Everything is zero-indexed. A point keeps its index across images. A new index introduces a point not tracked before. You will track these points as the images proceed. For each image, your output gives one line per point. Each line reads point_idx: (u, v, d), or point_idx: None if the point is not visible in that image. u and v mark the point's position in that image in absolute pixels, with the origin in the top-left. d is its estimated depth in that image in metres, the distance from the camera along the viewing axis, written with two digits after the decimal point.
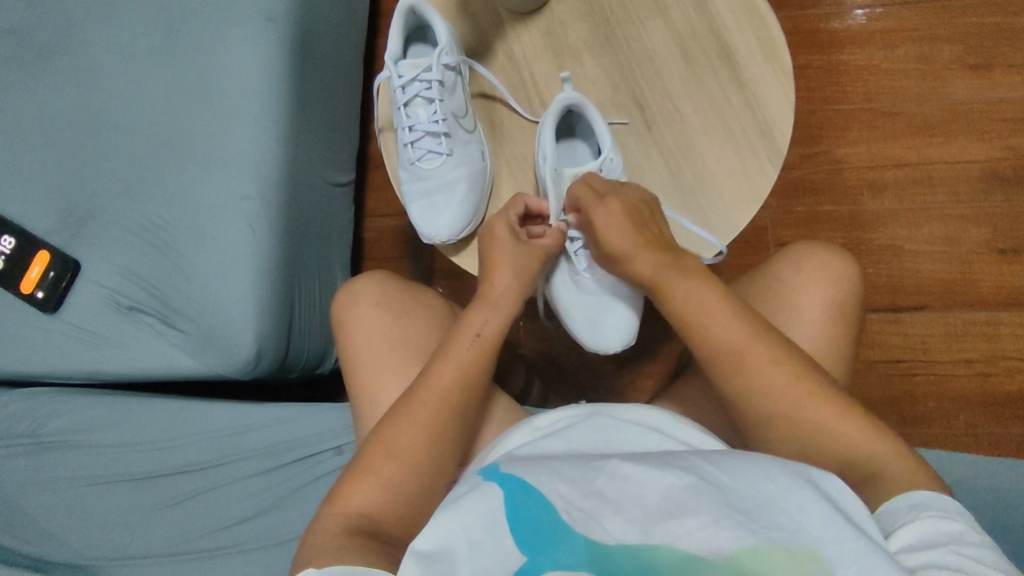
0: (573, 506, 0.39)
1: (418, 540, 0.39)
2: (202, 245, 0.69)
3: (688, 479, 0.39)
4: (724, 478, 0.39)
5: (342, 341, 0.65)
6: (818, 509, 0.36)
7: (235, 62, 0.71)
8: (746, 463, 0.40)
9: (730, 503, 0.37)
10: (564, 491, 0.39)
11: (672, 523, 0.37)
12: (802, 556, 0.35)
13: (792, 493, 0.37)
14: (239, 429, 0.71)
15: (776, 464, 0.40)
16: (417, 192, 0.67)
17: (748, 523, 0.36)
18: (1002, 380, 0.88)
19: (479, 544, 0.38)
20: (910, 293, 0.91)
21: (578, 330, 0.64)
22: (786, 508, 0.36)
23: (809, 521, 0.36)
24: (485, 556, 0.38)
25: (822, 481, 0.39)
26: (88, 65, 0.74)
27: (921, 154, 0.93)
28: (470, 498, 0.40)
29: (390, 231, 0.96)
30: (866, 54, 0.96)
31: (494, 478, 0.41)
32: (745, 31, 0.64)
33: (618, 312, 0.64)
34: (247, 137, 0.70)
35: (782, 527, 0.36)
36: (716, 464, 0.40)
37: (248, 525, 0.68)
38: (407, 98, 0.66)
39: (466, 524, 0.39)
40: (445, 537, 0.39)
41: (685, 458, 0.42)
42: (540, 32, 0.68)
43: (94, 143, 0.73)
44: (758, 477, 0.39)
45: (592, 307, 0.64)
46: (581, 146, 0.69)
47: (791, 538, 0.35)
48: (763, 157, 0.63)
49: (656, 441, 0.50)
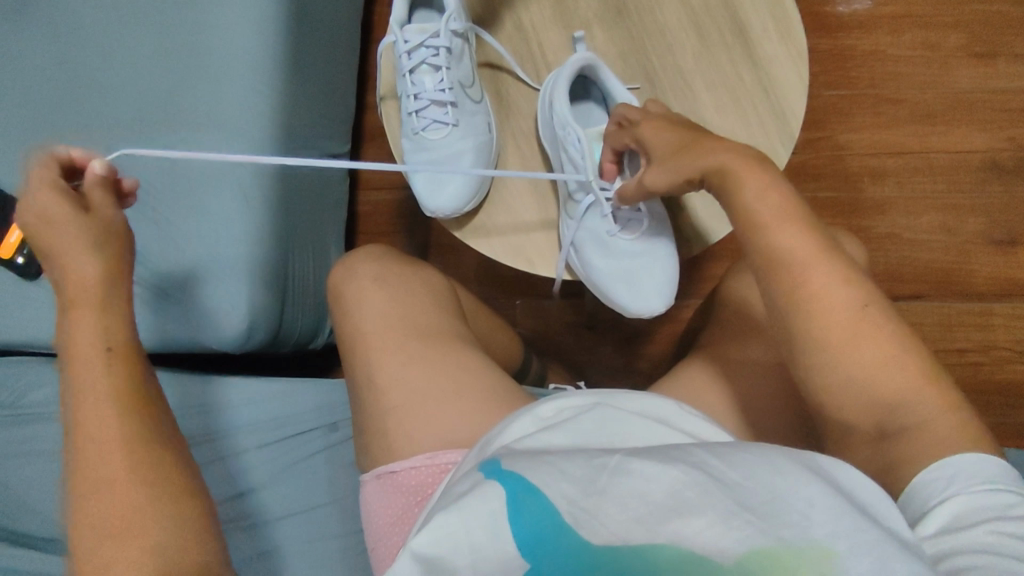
0: (575, 506, 0.35)
1: (414, 541, 0.36)
2: (192, 212, 0.66)
3: (693, 474, 0.36)
4: (730, 475, 0.36)
5: (339, 316, 0.64)
6: (829, 502, 0.34)
7: (229, 22, 0.68)
8: (755, 458, 0.38)
9: (738, 501, 0.34)
10: (565, 489, 0.36)
11: (677, 521, 0.33)
12: (813, 554, 0.32)
13: (802, 488, 0.35)
14: (231, 403, 0.68)
15: (785, 457, 0.38)
16: (421, 163, 0.65)
17: (756, 521, 0.33)
18: (992, 370, 0.89)
19: (481, 547, 0.35)
20: (908, 282, 0.91)
21: (620, 296, 0.63)
22: (795, 503, 0.34)
23: (817, 517, 0.33)
24: (488, 558, 0.34)
25: (832, 471, 0.38)
26: (71, 21, 0.70)
27: (924, 142, 0.93)
28: (470, 498, 0.37)
29: (386, 204, 0.93)
30: (871, 39, 0.95)
31: (494, 475, 0.38)
32: (760, 8, 0.62)
33: (656, 275, 0.63)
34: (241, 102, 0.67)
35: (790, 523, 0.33)
36: (722, 459, 0.38)
37: (239, 502, 0.66)
38: (413, 64, 0.63)
39: (467, 527, 0.35)
40: (446, 540, 0.35)
41: (691, 454, 0.39)
42: (551, 0, 0.65)
43: (77, 101, 0.69)
44: (767, 473, 0.36)
45: (631, 270, 0.64)
46: (593, 105, 0.67)
47: (800, 535, 0.33)
48: (774, 137, 0.61)
49: (661, 430, 0.49)
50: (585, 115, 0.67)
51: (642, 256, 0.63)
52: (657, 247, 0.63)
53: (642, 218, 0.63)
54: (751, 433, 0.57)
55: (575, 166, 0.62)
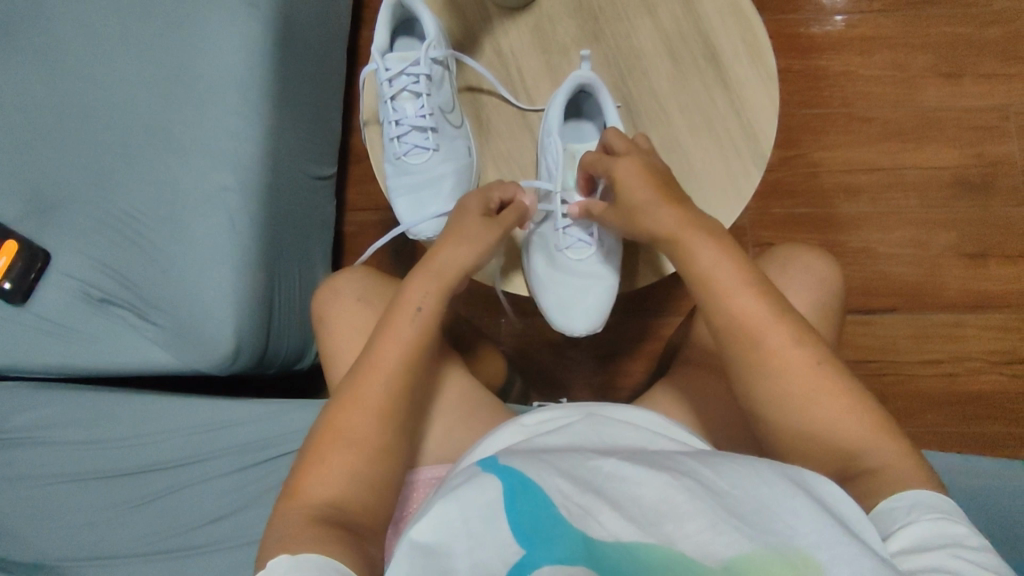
0: (571, 500, 0.36)
1: (414, 530, 0.37)
2: (178, 236, 0.67)
3: (684, 482, 0.37)
4: (720, 483, 0.37)
5: (325, 338, 0.65)
6: (812, 512, 0.35)
7: (215, 48, 0.69)
8: (744, 469, 0.39)
9: (727, 507, 0.35)
10: (562, 485, 0.36)
11: (670, 525, 0.34)
12: (794, 560, 0.33)
13: (787, 498, 0.36)
14: (216, 425, 0.69)
15: (770, 467, 0.39)
16: (403, 186, 0.66)
17: (745, 528, 0.34)
18: (966, 380, 0.91)
19: (476, 538, 0.35)
20: (882, 295, 0.93)
21: (550, 307, 0.65)
22: (781, 513, 0.35)
23: (802, 527, 0.34)
24: (483, 549, 0.35)
25: (816, 484, 0.39)
26: (58, 49, 0.71)
27: (896, 160, 0.95)
28: (469, 488, 0.38)
29: (371, 225, 0.95)
30: (843, 60, 0.98)
31: (490, 468, 0.39)
32: (731, 34, 0.65)
33: (590, 298, 0.65)
34: (226, 128, 0.68)
35: (776, 531, 0.34)
36: (712, 469, 0.39)
37: (223, 524, 0.66)
38: (394, 91, 0.65)
39: (464, 516, 0.36)
40: (445, 529, 0.36)
41: (681, 463, 0.40)
42: (529, 27, 0.67)
43: (66, 125, 0.70)
44: (754, 481, 0.37)
45: (567, 286, 0.65)
46: (587, 124, 0.69)
47: (784, 542, 0.33)
48: (746, 158, 0.64)
49: (651, 433, 0.49)
50: (579, 134, 0.69)
51: (581, 276, 0.65)
52: (599, 273, 0.65)
53: (591, 243, 0.65)
54: (728, 447, 0.58)
55: (549, 173, 0.64)
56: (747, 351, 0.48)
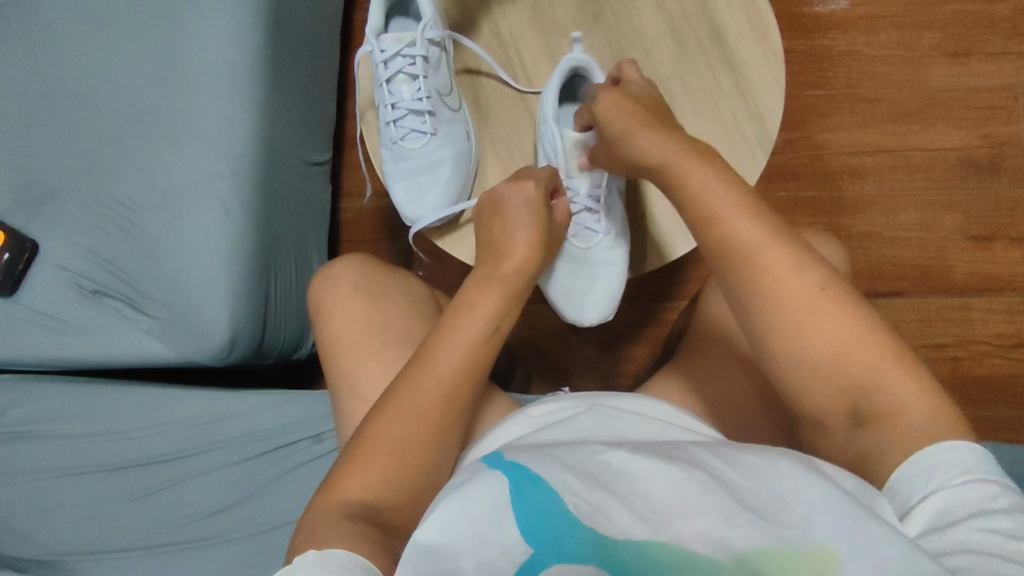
0: (581, 496, 0.34)
1: (419, 531, 0.35)
2: (171, 224, 0.66)
3: (695, 474, 0.35)
4: (731, 475, 0.35)
5: (322, 329, 0.63)
6: (830, 501, 0.33)
7: (205, 31, 0.67)
8: (756, 458, 0.37)
9: (741, 501, 0.33)
10: (571, 481, 0.34)
11: (680, 522, 0.32)
12: (812, 556, 0.31)
13: (803, 488, 0.34)
14: (218, 416, 0.69)
15: (786, 457, 0.36)
16: (400, 171, 0.65)
17: (759, 521, 0.32)
18: (971, 363, 0.90)
19: (482, 536, 0.33)
20: (887, 279, 0.92)
21: (563, 299, 0.64)
22: (797, 504, 0.33)
23: (820, 520, 0.32)
24: (489, 546, 0.33)
25: (829, 470, 0.37)
26: (42, 34, 0.69)
27: (900, 141, 0.94)
28: (470, 487, 0.36)
29: (368, 212, 0.93)
30: (849, 39, 0.95)
31: (499, 466, 0.37)
32: (735, 11, 0.63)
33: (600, 285, 0.64)
34: (219, 112, 0.66)
35: (792, 525, 0.32)
36: (724, 460, 0.36)
37: (226, 515, 0.66)
38: (390, 74, 0.63)
39: (470, 515, 0.34)
40: (450, 530, 0.34)
41: (691, 453, 0.37)
42: (527, 7, 0.65)
43: (54, 112, 0.69)
44: (768, 473, 0.35)
45: (577, 276, 0.65)
46: None
47: (801, 537, 0.31)
48: (751, 139, 0.62)
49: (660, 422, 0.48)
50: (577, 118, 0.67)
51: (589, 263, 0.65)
52: (598, 274, 0.64)
53: (598, 231, 0.64)
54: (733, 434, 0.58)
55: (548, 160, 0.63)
56: (759, 351, 0.46)
